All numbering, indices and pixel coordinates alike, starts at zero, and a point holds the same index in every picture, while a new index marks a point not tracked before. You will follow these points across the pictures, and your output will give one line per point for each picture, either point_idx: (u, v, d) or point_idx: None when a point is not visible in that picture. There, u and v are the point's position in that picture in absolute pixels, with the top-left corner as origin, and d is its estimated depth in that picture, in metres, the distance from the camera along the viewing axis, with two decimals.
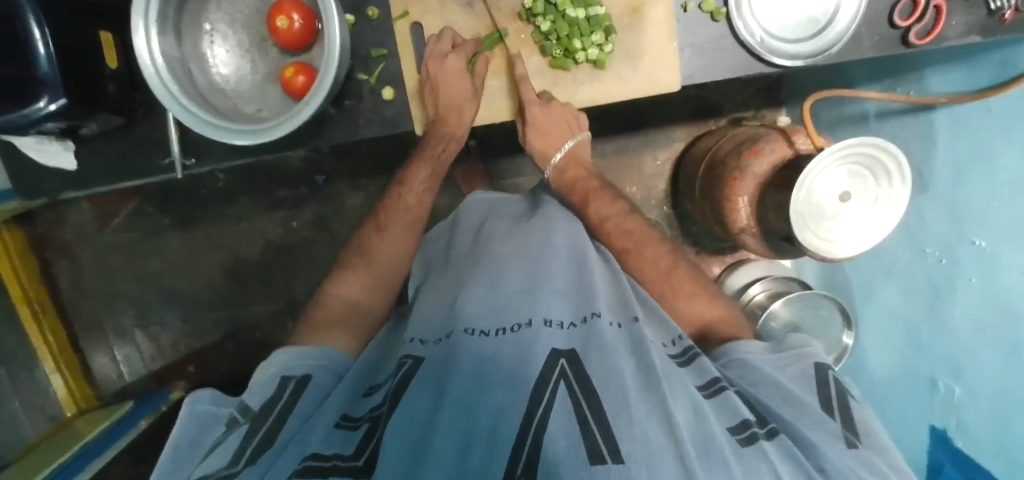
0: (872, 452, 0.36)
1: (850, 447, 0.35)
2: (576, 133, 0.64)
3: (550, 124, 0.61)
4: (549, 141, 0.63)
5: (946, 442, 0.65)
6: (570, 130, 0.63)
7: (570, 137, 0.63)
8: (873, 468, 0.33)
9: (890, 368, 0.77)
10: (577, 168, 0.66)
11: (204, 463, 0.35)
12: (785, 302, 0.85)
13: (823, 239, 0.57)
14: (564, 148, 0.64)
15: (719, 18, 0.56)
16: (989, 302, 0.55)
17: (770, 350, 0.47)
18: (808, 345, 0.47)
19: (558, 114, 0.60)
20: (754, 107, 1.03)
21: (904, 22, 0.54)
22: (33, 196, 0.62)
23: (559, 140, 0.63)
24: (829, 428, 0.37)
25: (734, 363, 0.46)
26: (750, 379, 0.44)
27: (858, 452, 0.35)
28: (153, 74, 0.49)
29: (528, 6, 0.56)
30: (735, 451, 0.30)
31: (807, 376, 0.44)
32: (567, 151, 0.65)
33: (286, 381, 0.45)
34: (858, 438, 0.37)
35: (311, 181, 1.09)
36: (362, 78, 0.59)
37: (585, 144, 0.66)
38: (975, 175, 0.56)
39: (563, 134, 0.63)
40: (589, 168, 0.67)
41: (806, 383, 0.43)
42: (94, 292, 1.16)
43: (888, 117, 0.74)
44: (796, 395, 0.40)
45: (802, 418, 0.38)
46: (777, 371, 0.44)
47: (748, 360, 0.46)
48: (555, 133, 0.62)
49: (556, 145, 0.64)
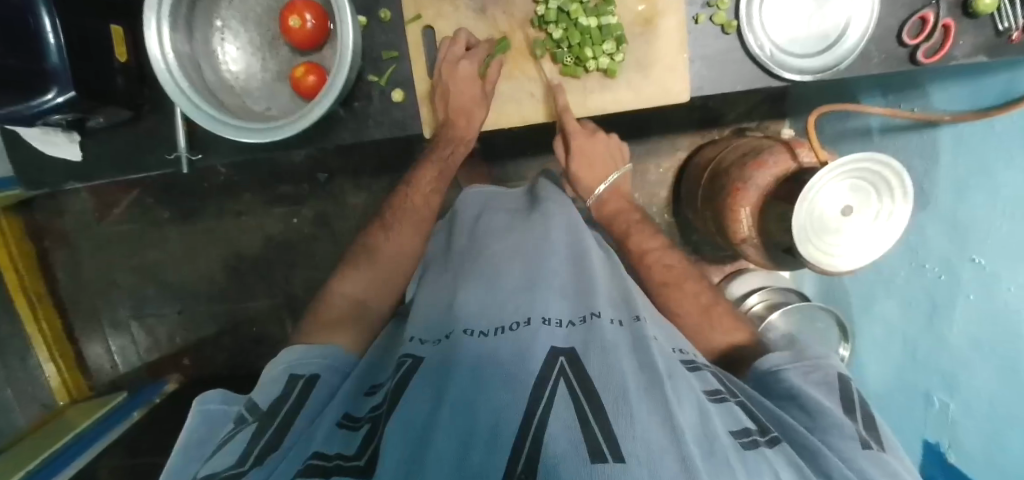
0: (892, 456, 0.37)
1: (863, 446, 0.36)
2: (620, 167, 0.67)
3: (596, 155, 0.65)
4: (593, 172, 0.66)
5: (938, 456, 0.66)
6: (614, 164, 0.67)
7: (614, 170, 0.66)
8: (886, 468, 0.34)
9: (884, 379, 0.78)
10: (619, 200, 0.66)
11: (211, 462, 0.35)
12: (783, 312, 0.84)
13: (823, 252, 0.58)
14: (608, 180, 0.66)
15: (730, 31, 0.56)
16: (989, 316, 0.55)
17: (791, 358, 0.47)
18: (830, 357, 0.47)
19: (600, 146, 0.66)
20: (758, 118, 1.03)
21: (912, 40, 0.55)
22: (36, 186, 0.62)
23: (604, 172, 0.66)
24: (842, 430, 0.37)
25: (761, 380, 0.47)
26: (778, 394, 0.44)
27: (873, 452, 0.36)
28: (164, 69, 0.49)
29: (541, 13, 0.56)
30: (735, 452, 0.30)
31: (829, 383, 0.44)
32: (611, 183, 0.66)
33: (294, 380, 0.44)
34: (878, 443, 0.38)
35: (314, 178, 1.09)
36: (372, 79, 0.59)
37: (627, 178, 0.68)
38: (977, 194, 0.56)
39: (607, 166, 0.66)
40: (630, 200, 0.68)
41: (829, 390, 0.43)
42: (90, 282, 1.16)
43: (892, 133, 0.74)
44: (813, 400, 0.41)
45: (818, 429, 0.38)
46: (801, 381, 0.44)
47: (778, 373, 0.45)
48: (598, 164, 0.66)
49: (602, 177, 0.66)
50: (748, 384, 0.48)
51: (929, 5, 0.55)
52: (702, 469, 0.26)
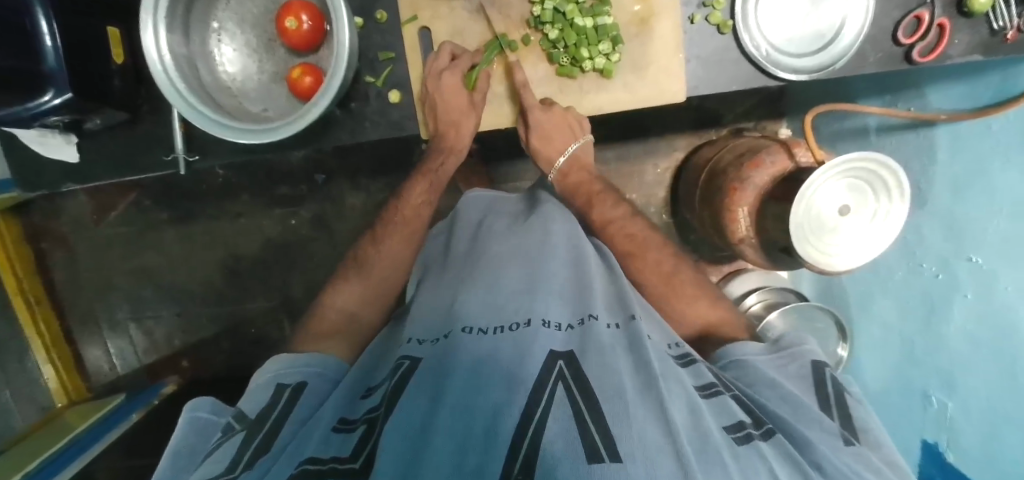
0: (871, 452, 0.36)
1: (847, 444, 0.36)
2: (580, 136, 0.63)
3: (554, 127, 0.60)
4: (552, 145, 0.62)
5: (936, 455, 0.66)
6: (573, 133, 0.62)
7: (573, 140, 0.62)
8: (868, 465, 0.34)
9: (883, 379, 0.78)
10: (579, 172, 0.65)
11: (200, 470, 0.35)
12: (782, 312, 0.83)
13: (821, 252, 0.58)
14: (567, 151, 0.63)
15: (726, 31, 0.56)
16: (988, 316, 0.55)
17: (766, 351, 0.47)
18: (807, 346, 0.47)
19: (559, 119, 0.60)
20: (755, 119, 1.03)
21: (907, 40, 0.55)
22: (33, 187, 0.62)
23: (562, 143, 0.62)
24: (822, 424, 0.37)
25: (737, 365, 0.46)
26: (753, 381, 0.44)
27: (855, 449, 0.35)
28: (160, 70, 0.49)
29: (538, 13, 0.56)
30: (730, 449, 0.30)
31: (804, 377, 0.44)
32: (570, 154, 0.64)
33: (281, 389, 0.45)
34: (856, 437, 0.38)
35: (312, 179, 1.09)
36: (369, 80, 0.59)
37: (588, 147, 0.65)
38: (973, 193, 0.56)
39: (566, 136, 0.62)
40: (593, 171, 0.66)
41: (805, 383, 0.43)
42: (89, 284, 1.16)
43: (888, 132, 0.74)
44: (794, 393, 0.41)
45: (798, 420, 0.38)
46: (777, 373, 0.44)
47: (749, 362, 0.46)
48: (558, 137, 0.61)
49: (560, 149, 0.63)
50: (721, 368, 0.48)
51: (924, 4, 0.55)
52: (698, 467, 0.26)
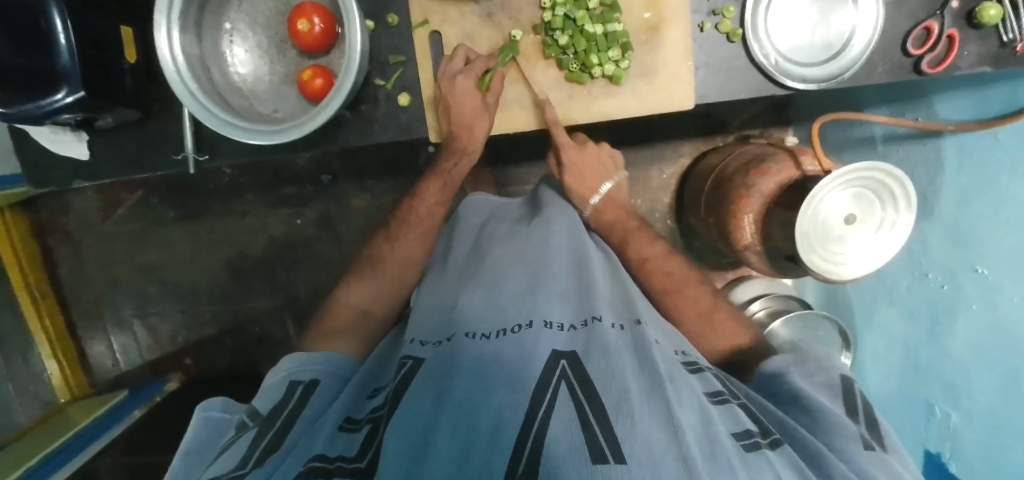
0: (896, 459, 0.36)
1: (866, 448, 0.36)
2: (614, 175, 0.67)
3: (587, 164, 0.65)
4: (586, 181, 0.65)
5: (939, 466, 0.66)
6: (607, 171, 0.66)
7: (607, 179, 0.65)
8: (889, 471, 0.34)
9: (886, 390, 0.77)
10: (616, 209, 0.66)
11: (213, 466, 0.35)
12: (785, 321, 0.83)
13: (833, 263, 0.58)
14: (602, 189, 0.65)
15: (736, 39, 0.56)
16: (992, 326, 0.55)
17: (794, 361, 0.47)
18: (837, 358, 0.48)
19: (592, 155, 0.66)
20: (761, 126, 1.03)
21: (917, 51, 0.55)
22: (45, 184, 0.62)
23: (597, 180, 0.65)
24: (844, 431, 0.37)
25: (767, 381, 0.47)
26: (780, 396, 0.44)
27: (875, 453, 0.35)
28: (173, 70, 0.50)
29: (548, 19, 0.57)
30: (736, 454, 0.30)
31: (834, 386, 0.44)
32: (605, 193, 0.65)
33: (294, 386, 0.45)
34: (881, 443, 0.37)
35: (317, 179, 1.09)
36: (379, 83, 0.60)
37: (623, 187, 0.68)
38: (979, 205, 0.56)
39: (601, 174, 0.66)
40: (628, 209, 0.67)
41: (833, 393, 0.43)
42: (94, 280, 1.16)
43: (895, 142, 0.74)
44: (816, 402, 0.41)
45: (821, 430, 0.39)
46: (803, 382, 0.44)
47: (777, 374, 0.46)
48: (590, 172, 0.65)
49: (595, 186, 0.65)
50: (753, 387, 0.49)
51: (934, 15, 0.55)
52: (703, 470, 0.26)
